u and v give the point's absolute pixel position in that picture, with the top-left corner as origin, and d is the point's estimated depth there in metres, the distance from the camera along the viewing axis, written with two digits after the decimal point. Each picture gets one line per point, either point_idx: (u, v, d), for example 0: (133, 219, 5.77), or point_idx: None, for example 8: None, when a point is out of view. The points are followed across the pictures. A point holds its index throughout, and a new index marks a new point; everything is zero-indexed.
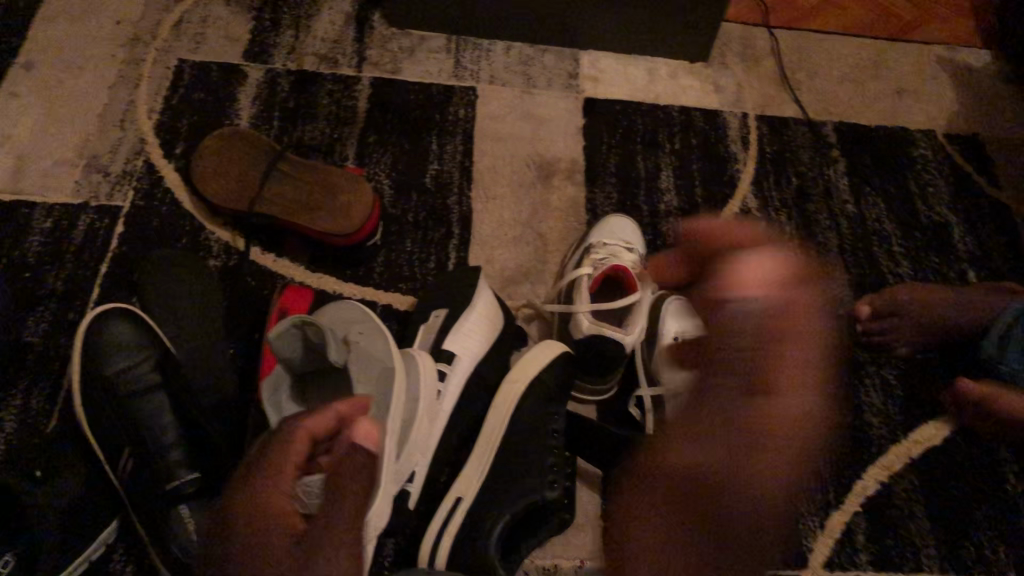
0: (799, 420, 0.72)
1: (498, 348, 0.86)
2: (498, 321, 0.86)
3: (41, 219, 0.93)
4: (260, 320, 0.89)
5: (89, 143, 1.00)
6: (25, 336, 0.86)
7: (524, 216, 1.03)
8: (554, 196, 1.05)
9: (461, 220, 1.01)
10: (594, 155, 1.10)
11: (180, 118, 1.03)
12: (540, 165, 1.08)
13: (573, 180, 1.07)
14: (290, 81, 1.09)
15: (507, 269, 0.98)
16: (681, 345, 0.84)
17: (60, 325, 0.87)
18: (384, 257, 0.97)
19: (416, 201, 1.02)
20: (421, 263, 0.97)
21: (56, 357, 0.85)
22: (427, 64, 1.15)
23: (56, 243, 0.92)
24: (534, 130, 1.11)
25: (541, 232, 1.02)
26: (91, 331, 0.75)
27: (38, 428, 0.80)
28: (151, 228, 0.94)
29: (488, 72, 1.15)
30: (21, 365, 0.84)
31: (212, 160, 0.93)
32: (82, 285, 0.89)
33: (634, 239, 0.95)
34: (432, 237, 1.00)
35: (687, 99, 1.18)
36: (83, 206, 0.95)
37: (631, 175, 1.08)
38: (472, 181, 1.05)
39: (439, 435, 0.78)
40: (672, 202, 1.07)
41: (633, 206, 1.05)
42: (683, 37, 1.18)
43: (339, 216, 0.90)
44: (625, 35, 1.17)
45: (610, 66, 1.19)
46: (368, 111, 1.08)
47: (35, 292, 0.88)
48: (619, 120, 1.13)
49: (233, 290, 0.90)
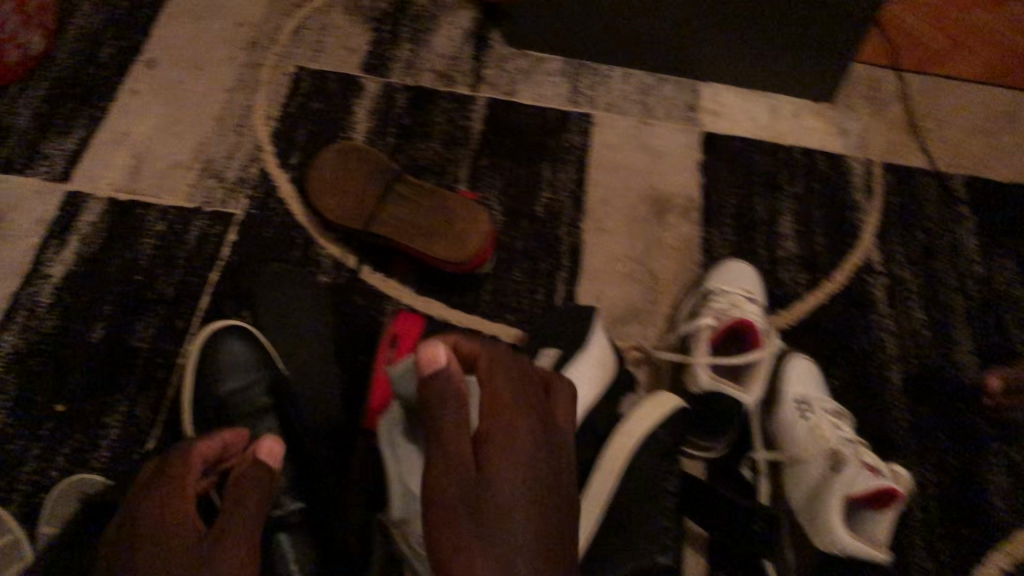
0: (524, 452, 0.43)
1: (611, 393, 0.82)
2: (611, 365, 0.82)
3: (155, 219, 0.92)
4: (366, 342, 0.87)
5: (205, 145, 0.99)
6: (134, 339, 0.85)
7: (637, 252, 0.99)
8: (669, 233, 1.01)
9: (572, 252, 0.97)
10: (711, 194, 1.06)
11: (295, 128, 1.02)
12: (656, 199, 1.04)
13: (689, 219, 1.03)
14: (407, 96, 1.07)
15: (617, 308, 0.94)
16: (803, 410, 0.81)
17: (168, 331, 0.86)
18: (493, 285, 0.93)
19: (526, 228, 0.99)
20: (529, 294, 0.94)
21: (164, 363, 0.84)
22: (544, 87, 1.12)
23: (169, 246, 0.91)
24: (651, 161, 1.07)
25: (652, 271, 0.97)
26: (206, 349, 0.74)
27: (141, 435, 0.80)
28: (261, 237, 0.92)
29: (606, 99, 1.12)
30: (129, 369, 0.83)
31: (329, 174, 0.92)
32: (192, 291, 0.88)
33: (755, 289, 0.91)
34: (540, 267, 0.96)
35: (810, 142, 1.13)
36: (197, 210, 0.94)
37: (750, 219, 1.04)
38: (585, 210, 1.01)
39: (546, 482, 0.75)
40: (792, 249, 1.03)
41: (749, 253, 1.01)
42: (810, 77, 1.13)
43: (455, 243, 0.88)
44: (750, 70, 1.13)
45: (732, 101, 1.15)
46: (483, 132, 1.06)
47: (146, 295, 0.88)
48: (738, 160, 1.09)
49: (342, 309, 0.89)
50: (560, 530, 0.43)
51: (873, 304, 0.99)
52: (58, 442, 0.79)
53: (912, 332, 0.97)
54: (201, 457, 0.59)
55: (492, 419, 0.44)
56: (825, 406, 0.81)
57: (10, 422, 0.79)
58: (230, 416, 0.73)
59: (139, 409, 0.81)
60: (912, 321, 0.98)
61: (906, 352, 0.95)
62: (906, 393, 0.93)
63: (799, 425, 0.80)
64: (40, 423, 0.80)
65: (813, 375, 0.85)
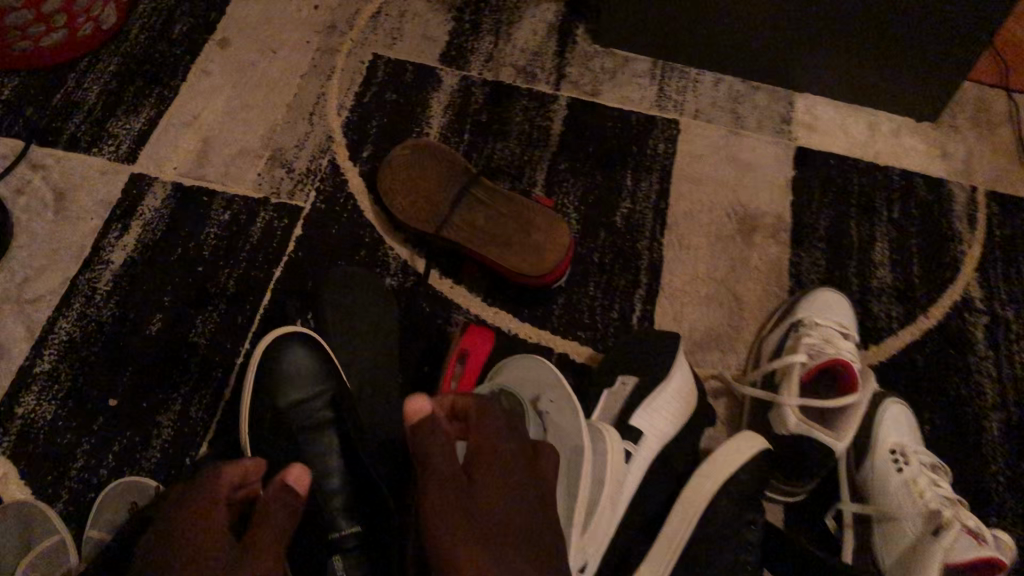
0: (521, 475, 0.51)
1: (689, 428, 0.77)
2: (693, 400, 0.77)
3: (221, 209, 0.89)
4: (431, 353, 0.83)
5: (275, 133, 0.95)
6: (192, 334, 0.82)
7: (719, 272, 0.93)
8: (755, 253, 0.95)
9: (652, 267, 0.92)
10: (802, 214, 0.99)
11: (369, 119, 0.97)
12: (744, 216, 0.98)
13: (777, 240, 0.97)
14: (485, 92, 1.02)
15: (698, 330, 0.89)
16: (898, 460, 0.74)
17: (227, 328, 0.82)
18: (566, 298, 0.88)
19: (604, 239, 0.93)
20: (604, 310, 0.88)
21: (221, 362, 0.80)
22: (629, 89, 1.06)
23: (233, 237, 0.87)
24: (738, 175, 1.01)
25: (737, 294, 0.92)
26: (269, 357, 0.71)
27: (195, 437, 0.76)
28: (327, 233, 0.88)
29: (694, 106, 1.06)
30: (186, 366, 0.80)
31: (401, 171, 0.87)
32: (253, 287, 0.84)
33: (849, 324, 0.85)
34: (617, 283, 0.90)
35: (910, 163, 1.05)
36: (263, 201, 0.90)
37: (842, 245, 0.98)
38: (666, 224, 0.95)
39: (616, 523, 0.69)
40: (886, 279, 0.96)
41: (840, 280, 0.95)
42: (915, 95, 1.05)
43: (531, 253, 0.83)
44: (851, 82, 1.06)
45: (827, 115, 1.08)
46: (563, 134, 1.00)
47: (207, 289, 0.84)
48: (832, 179, 1.02)
49: (408, 316, 0.85)
50: (494, 543, 0.46)
51: (972, 345, 0.92)
52: (109, 438, 0.76)
53: (1014, 376, 0.90)
54: (231, 478, 0.53)
55: (484, 447, 0.51)
56: (923, 457, 0.74)
57: (61, 414, 0.77)
58: (289, 428, 0.69)
59: (193, 410, 0.78)
60: (1015, 364, 0.91)
61: (1007, 399, 0.89)
62: (1005, 445, 0.86)
63: (893, 476, 0.74)
64: (91, 416, 0.77)
65: (910, 420, 0.78)
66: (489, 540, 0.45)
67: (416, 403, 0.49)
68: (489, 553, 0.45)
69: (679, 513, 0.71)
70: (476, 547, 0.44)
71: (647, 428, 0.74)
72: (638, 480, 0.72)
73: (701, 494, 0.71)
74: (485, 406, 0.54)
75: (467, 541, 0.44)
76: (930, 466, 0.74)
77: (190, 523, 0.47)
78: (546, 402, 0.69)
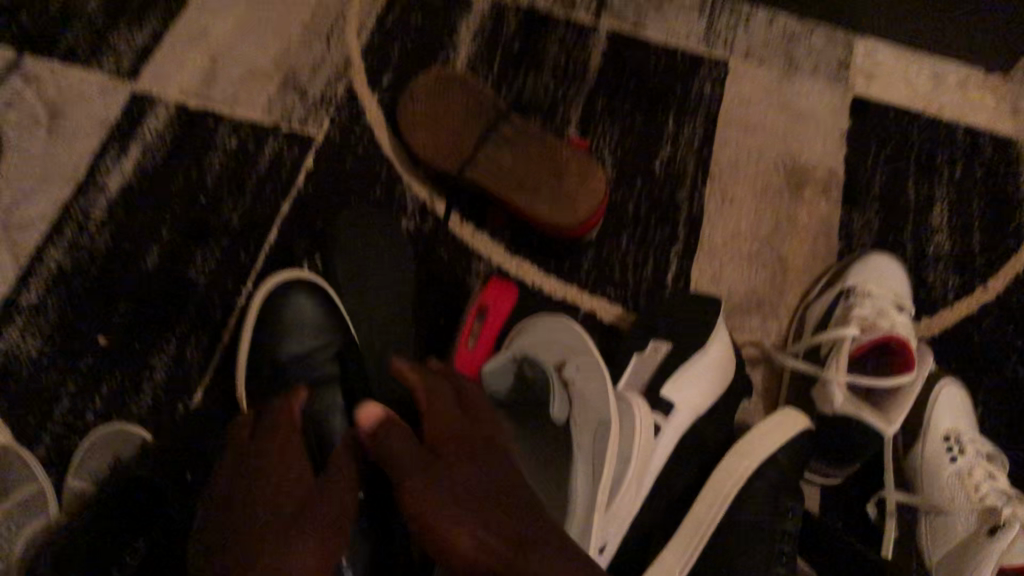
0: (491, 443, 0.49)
1: (725, 402, 0.71)
2: (730, 372, 0.70)
3: (227, 136, 0.81)
4: (450, 304, 0.79)
5: (287, 52, 0.86)
6: (191, 271, 0.75)
7: (764, 231, 0.86)
8: (803, 212, 0.88)
9: (691, 222, 0.85)
10: (858, 167, 0.90)
11: (390, 43, 0.88)
12: (793, 169, 0.90)
13: (828, 197, 0.89)
14: (519, 17, 0.92)
15: (735, 294, 0.83)
16: (953, 447, 0.68)
17: (229, 267, 0.76)
18: (597, 251, 0.82)
19: (641, 188, 0.86)
20: (637, 267, 0.82)
21: (221, 303, 0.74)
22: (675, 25, 0.94)
23: (239, 167, 0.80)
24: (791, 122, 0.92)
25: (782, 255, 0.86)
26: (267, 305, 0.65)
27: (194, 384, 0.71)
28: (341, 168, 0.81)
29: (745, 45, 0.94)
30: (183, 305, 0.74)
31: (424, 104, 0.79)
32: (259, 223, 0.78)
33: (904, 295, 0.78)
34: (654, 236, 0.84)
35: (977, 118, 0.93)
36: (273, 129, 0.82)
37: (902, 204, 0.89)
38: (709, 175, 0.88)
39: (641, 500, 0.64)
40: (947, 245, 0.88)
41: (895, 244, 0.87)
42: (994, 44, 0.91)
43: (563, 203, 0.76)
44: (925, 27, 0.92)
45: (890, 59, 0.96)
46: (601, 68, 0.91)
47: (209, 222, 0.78)
48: (892, 131, 0.92)
49: (427, 266, 0.79)
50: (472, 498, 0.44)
51: None
52: (99, 380, 0.71)
53: None
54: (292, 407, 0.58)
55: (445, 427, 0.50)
56: (980, 444, 0.68)
57: (49, 351, 0.71)
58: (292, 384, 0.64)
59: (190, 352, 0.72)
60: None
61: None
62: None
63: (946, 464, 0.68)
64: (81, 356, 0.71)
65: (966, 401, 0.71)
66: (465, 483, 0.45)
67: (373, 408, 0.51)
68: (458, 491, 0.44)
69: (710, 495, 0.64)
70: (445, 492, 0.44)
71: (679, 398, 0.68)
72: (667, 454, 0.66)
73: (734, 471, 0.64)
74: (447, 392, 0.54)
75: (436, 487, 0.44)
76: (987, 454, 0.68)
77: (243, 510, 0.48)
78: (572, 366, 0.62)
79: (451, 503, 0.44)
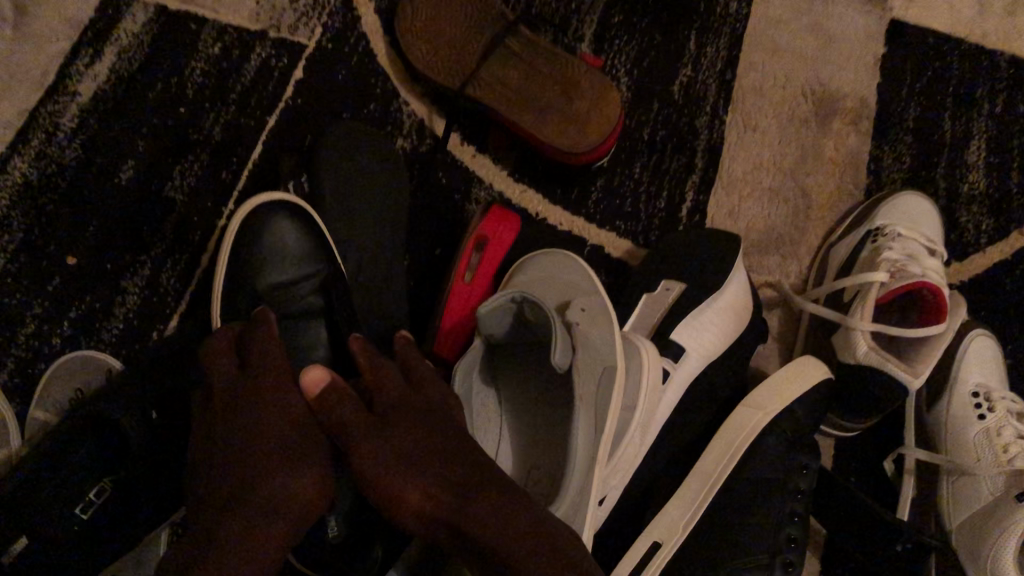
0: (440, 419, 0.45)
1: (740, 349, 0.65)
2: (746, 317, 0.65)
3: (208, 40, 0.73)
4: (446, 233, 0.74)
5: None
6: (168, 189, 0.70)
7: (787, 163, 0.80)
8: (830, 144, 0.82)
9: (708, 152, 0.79)
10: (891, 98, 0.83)
11: None
12: (821, 97, 0.83)
13: (858, 129, 0.82)
14: None
15: (752, 230, 0.78)
16: (982, 403, 0.63)
17: (210, 186, 0.71)
18: (607, 180, 0.76)
19: (657, 113, 0.79)
20: (649, 199, 0.77)
21: (200, 225, 0.69)
22: None
23: (220, 76, 0.73)
24: (823, 45, 0.84)
25: (805, 190, 0.80)
26: (243, 231, 0.60)
27: (171, 310, 0.67)
28: (333, 80, 0.74)
29: None
30: (159, 227, 0.69)
31: (425, 12, 0.72)
32: (243, 138, 0.72)
33: (936, 239, 0.73)
34: (668, 166, 0.78)
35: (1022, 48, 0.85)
36: (260, 36, 0.74)
37: (937, 139, 0.82)
38: (731, 102, 0.81)
39: (645, 451, 0.60)
40: (982, 186, 0.81)
41: (925, 182, 0.81)
42: None
43: (573, 128, 0.70)
44: None
45: None
46: None
47: (188, 136, 0.72)
48: (928, 58, 0.84)
49: (426, 192, 0.74)
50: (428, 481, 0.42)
51: None
52: (68, 304, 0.66)
53: None
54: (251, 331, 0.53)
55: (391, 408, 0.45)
56: (1011, 401, 0.63)
57: (14, 272, 0.66)
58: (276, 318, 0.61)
59: (166, 277, 0.68)
60: None
61: None
62: None
63: (973, 421, 0.63)
64: (49, 278, 0.66)
65: (997, 356, 0.66)
66: (416, 457, 0.42)
67: (314, 373, 0.48)
68: (402, 444, 0.42)
69: (718, 448, 0.60)
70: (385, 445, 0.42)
71: (690, 344, 0.63)
72: (674, 403, 0.62)
73: (745, 426, 0.60)
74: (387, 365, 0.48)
75: (377, 443, 0.42)
76: (1017, 412, 0.63)
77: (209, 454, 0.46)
78: (575, 307, 0.57)
79: (394, 457, 0.42)
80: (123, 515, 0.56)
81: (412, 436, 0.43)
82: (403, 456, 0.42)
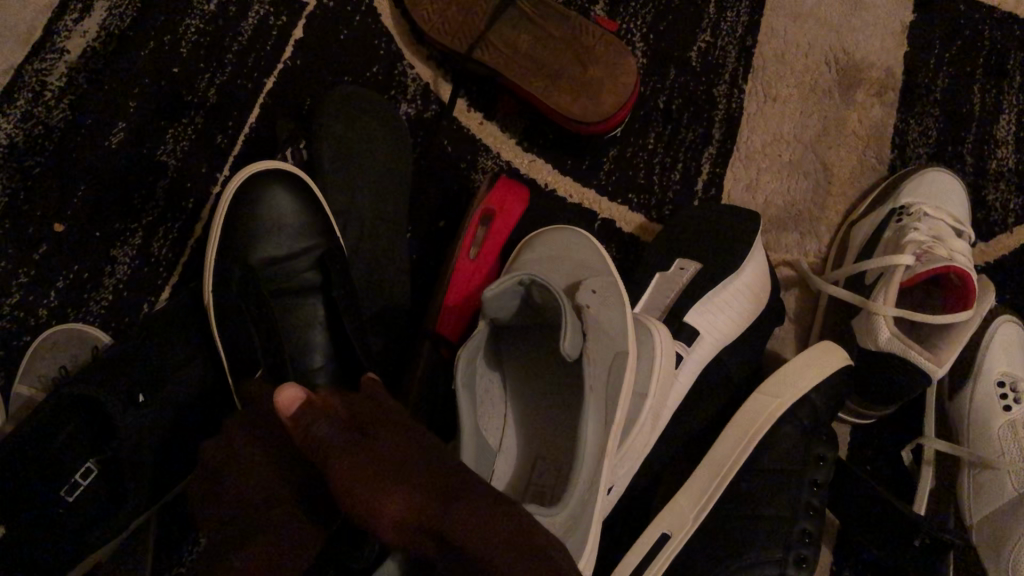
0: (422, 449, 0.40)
1: (756, 331, 0.63)
2: (764, 298, 0.63)
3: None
4: (451, 205, 0.70)
5: None
6: (160, 154, 0.67)
7: (808, 135, 0.77)
8: (853, 115, 0.78)
9: (727, 122, 0.75)
10: (919, 68, 0.80)
11: None
12: (846, 66, 0.79)
13: (883, 100, 0.79)
14: None
15: (771, 205, 0.75)
16: (1008, 393, 0.61)
17: (204, 150, 0.67)
18: (619, 150, 0.73)
19: (674, 80, 0.76)
20: (664, 170, 0.73)
21: (194, 193, 0.66)
22: None
23: (216, 34, 0.70)
24: (848, 13, 0.80)
25: (826, 164, 0.76)
26: (236, 205, 0.58)
27: (163, 282, 0.64)
28: (334, 41, 0.71)
29: None
30: (151, 193, 0.66)
31: None
32: (239, 100, 0.69)
33: (964, 220, 0.69)
34: (684, 136, 0.74)
35: None
36: None
37: (965, 112, 0.79)
38: (751, 69, 0.77)
39: (655, 439, 0.57)
40: (1010, 161, 0.78)
41: (953, 156, 0.78)
42: None
43: (584, 94, 0.66)
44: None
45: None
46: None
47: (182, 97, 0.68)
48: (963, 26, 0.80)
49: (431, 161, 0.71)
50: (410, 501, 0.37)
51: None
52: (56, 273, 0.63)
53: None
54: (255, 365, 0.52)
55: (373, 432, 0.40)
56: None
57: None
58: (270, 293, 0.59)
59: (157, 247, 0.65)
60: None
61: None
62: None
63: (998, 412, 0.61)
64: (35, 246, 0.64)
65: None
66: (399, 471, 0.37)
67: (289, 392, 0.42)
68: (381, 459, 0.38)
69: (732, 436, 0.58)
70: (360, 443, 0.38)
71: (704, 327, 0.60)
72: (686, 389, 0.59)
73: (762, 413, 0.57)
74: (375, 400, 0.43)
75: (354, 458, 0.37)
76: None
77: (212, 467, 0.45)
78: (586, 288, 0.54)
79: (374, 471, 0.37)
80: (112, 498, 0.54)
81: (391, 450, 0.38)
82: (380, 458, 0.38)
